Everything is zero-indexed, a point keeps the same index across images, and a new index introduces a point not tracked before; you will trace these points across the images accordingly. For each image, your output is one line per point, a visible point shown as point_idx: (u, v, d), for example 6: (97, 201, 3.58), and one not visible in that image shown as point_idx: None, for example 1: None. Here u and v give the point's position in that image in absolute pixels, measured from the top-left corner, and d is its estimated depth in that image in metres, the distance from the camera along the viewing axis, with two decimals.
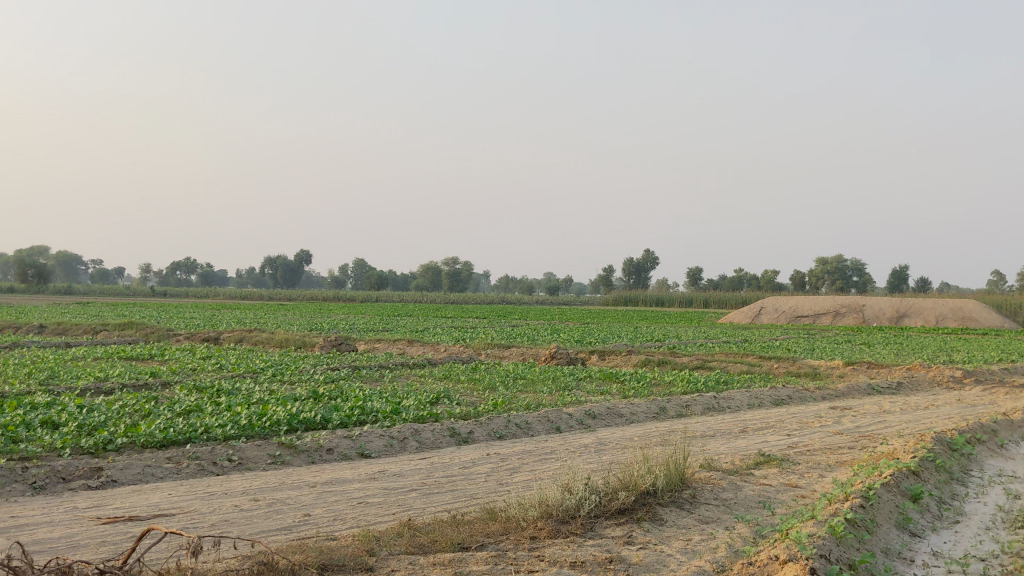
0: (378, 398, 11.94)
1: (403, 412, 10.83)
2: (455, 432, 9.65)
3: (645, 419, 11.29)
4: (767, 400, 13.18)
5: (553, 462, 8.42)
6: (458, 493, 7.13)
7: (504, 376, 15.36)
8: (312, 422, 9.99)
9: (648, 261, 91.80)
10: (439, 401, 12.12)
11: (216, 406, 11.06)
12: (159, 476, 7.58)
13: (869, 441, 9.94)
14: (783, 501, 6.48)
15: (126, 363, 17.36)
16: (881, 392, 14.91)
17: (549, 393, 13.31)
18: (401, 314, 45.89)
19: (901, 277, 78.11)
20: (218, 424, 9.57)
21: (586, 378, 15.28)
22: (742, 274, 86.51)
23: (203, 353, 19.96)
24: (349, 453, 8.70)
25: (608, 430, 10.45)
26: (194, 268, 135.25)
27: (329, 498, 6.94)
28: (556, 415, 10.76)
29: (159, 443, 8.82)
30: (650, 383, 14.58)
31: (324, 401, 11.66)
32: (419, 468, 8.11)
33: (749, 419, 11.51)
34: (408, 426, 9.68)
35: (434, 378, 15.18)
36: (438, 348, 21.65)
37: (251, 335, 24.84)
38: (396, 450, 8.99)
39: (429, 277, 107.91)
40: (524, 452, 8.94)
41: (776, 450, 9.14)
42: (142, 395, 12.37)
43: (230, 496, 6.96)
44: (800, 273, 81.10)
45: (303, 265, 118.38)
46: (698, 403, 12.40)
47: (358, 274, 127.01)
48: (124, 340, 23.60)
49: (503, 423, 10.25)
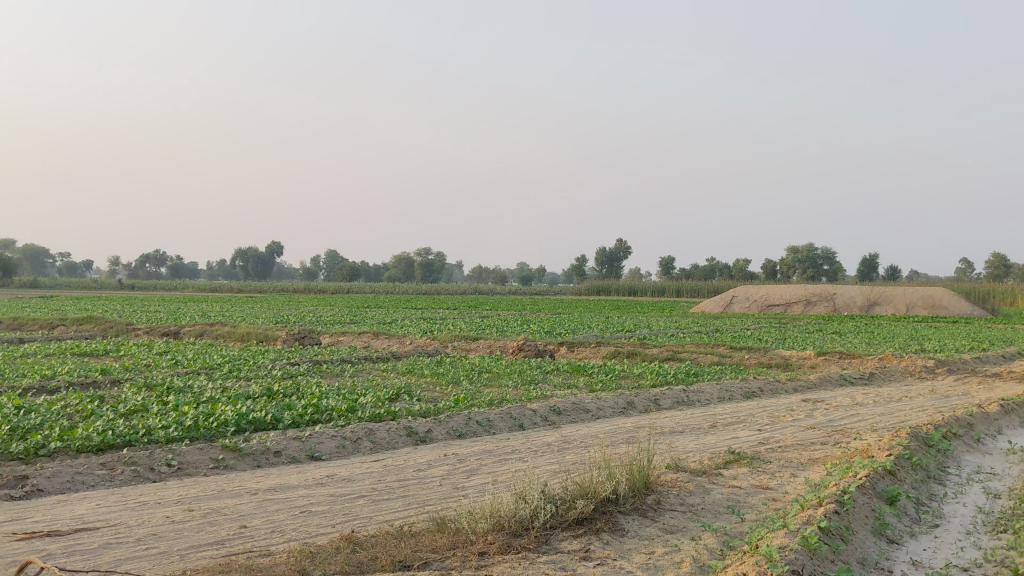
0: (335, 395, 11.46)
1: (359, 409, 10.37)
2: (412, 432, 9.21)
3: (612, 415, 10.89)
4: (738, 392, 12.84)
5: (513, 463, 8.00)
6: (410, 500, 6.69)
7: (470, 370, 14.90)
8: (261, 422, 9.52)
9: (620, 251, 91.60)
10: (399, 398, 11.67)
11: (163, 406, 10.52)
12: (91, 484, 7.06)
13: (841, 436, 9.62)
14: (753, 506, 6.09)
15: (78, 359, 16.71)
16: (853, 382, 14.66)
17: (513, 387, 12.91)
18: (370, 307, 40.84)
19: (871, 265, 78.49)
20: (161, 425, 9.05)
21: (553, 371, 14.88)
22: (714, 263, 86.64)
23: (160, 348, 19.32)
24: (297, 456, 8.23)
25: (573, 426, 10.06)
26: (164, 260, 133.53)
27: (269, 508, 6.47)
28: (520, 412, 10.33)
29: (95, 447, 8.28)
30: (618, 377, 14.18)
31: (278, 399, 11.17)
32: (371, 472, 7.65)
33: (718, 413, 11.15)
34: (361, 426, 9.22)
35: (397, 372, 14.70)
36: (404, 341, 21.13)
37: (213, 329, 24.17)
38: (348, 452, 8.53)
39: (401, 268, 107.13)
40: (484, 452, 8.51)
41: (747, 447, 8.77)
42: (86, 394, 11.79)
43: (161, 506, 6.46)
44: (771, 261, 81.22)
45: (274, 257, 117.18)
46: (666, 397, 12.02)
47: (330, 266, 126.10)
48: (81, 335, 22.83)
49: (463, 420, 9.81)
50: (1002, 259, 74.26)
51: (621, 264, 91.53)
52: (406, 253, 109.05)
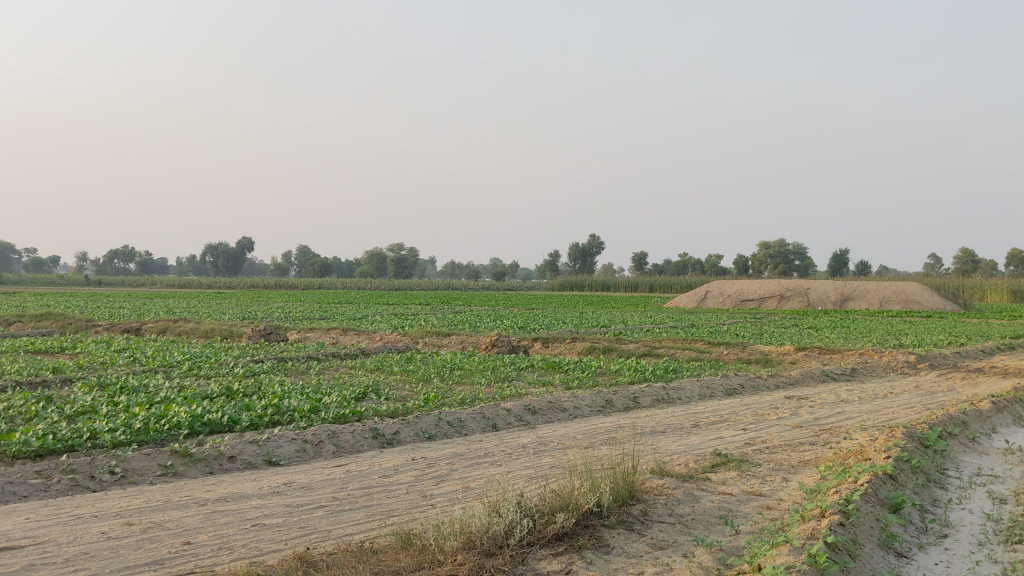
0: (298, 394, 10.85)
1: (322, 410, 9.78)
2: (378, 434, 8.64)
3: (590, 414, 10.38)
4: (719, 390, 12.37)
5: (486, 468, 7.47)
6: (373, 510, 6.13)
7: (441, 367, 14.33)
8: (217, 425, 8.92)
9: (593, 246, 91.24)
10: (366, 396, 11.08)
11: (112, 408, 9.86)
12: (23, 496, 6.41)
13: (831, 435, 9.17)
14: (747, 516, 5.60)
15: (30, 357, 15.98)
16: (836, 378, 14.27)
17: (486, 385, 12.37)
18: (325, 309, 34.89)
19: (842, 261, 78.69)
20: (108, 428, 8.42)
21: (527, 369, 14.34)
22: (687, 259, 86.66)
23: (119, 345, 18.59)
24: (252, 462, 7.65)
25: (549, 426, 9.55)
26: (132, 256, 131.75)
27: (217, 521, 5.88)
28: (493, 411, 9.79)
29: (34, 453, 7.63)
30: (595, 373, 13.68)
31: (237, 400, 10.54)
32: (332, 479, 7.07)
33: (700, 411, 10.68)
34: (323, 428, 8.64)
35: (365, 370, 14.09)
36: (373, 337, 20.48)
37: (176, 326, 23.38)
38: (309, 457, 7.96)
39: (373, 263, 106.34)
40: (455, 456, 7.98)
41: (734, 449, 8.29)
42: (33, 394, 11.13)
43: (97, 521, 5.84)
44: (743, 257, 81.22)
45: (245, 253, 115.65)
46: (646, 395, 11.54)
47: (301, 261, 124.66)
48: (38, 332, 22.02)
49: (434, 421, 9.26)
50: (971, 254, 74.63)
51: (594, 260, 91.18)
52: (378, 249, 108.06)
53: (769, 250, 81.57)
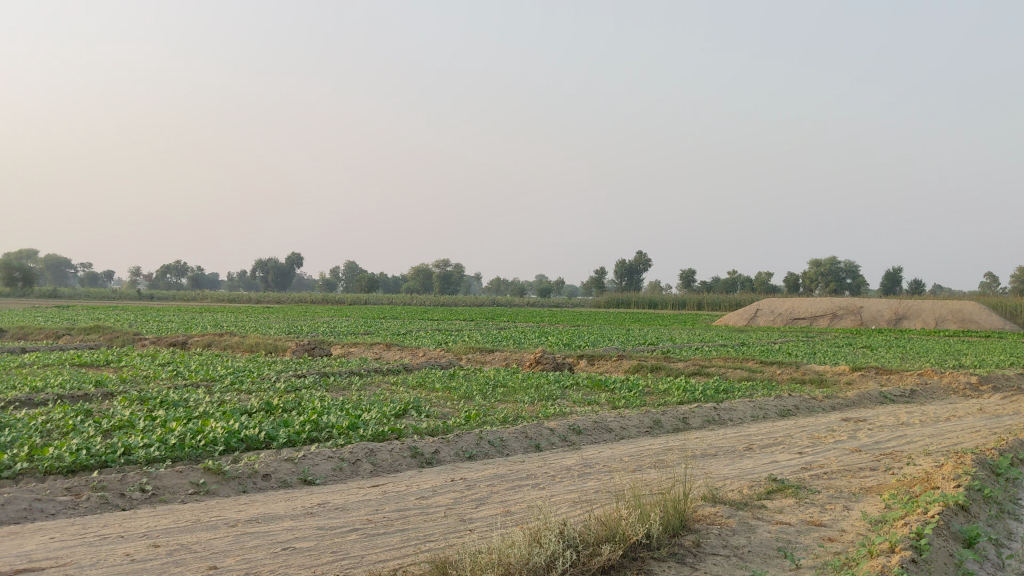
0: (338, 411, 10.62)
1: (361, 427, 9.53)
2: (416, 453, 8.36)
3: (637, 435, 9.99)
4: (772, 411, 11.90)
5: (529, 491, 7.13)
6: (409, 535, 5.84)
7: (483, 384, 14.04)
8: (254, 441, 8.72)
9: (640, 263, 90.55)
10: (406, 414, 10.81)
11: (150, 422, 9.70)
12: (50, 513, 6.22)
13: (893, 460, 8.69)
14: (807, 548, 5.22)
15: (74, 370, 15.99)
16: (894, 400, 13.68)
17: (530, 403, 12.03)
18: (371, 325, 34.78)
19: (894, 279, 77.12)
20: (143, 444, 8.25)
21: (572, 387, 13.98)
22: (735, 276, 85.66)
23: (164, 359, 18.58)
24: (287, 480, 7.40)
25: (595, 448, 9.19)
26: (184, 271, 133.96)
27: (246, 544, 5.63)
28: (536, 431, 9.46)
29: (66, 469, 7.47)
30: (642, 393, 13.26)
31: (276, 416, 10.34)
32: (367, 499, 6.78)
33: (752, 434, 10.24)
34: (361, 445, 8.38)
35: (407, 386, 13.84)
36: (417, 353, 20.25)
37: (221, 340, 23.43)
38: (345, 475, 7.69)
39: (420, 279, 106.71)
40: (496, 477, 7.65)
41: (791, 474, 7.86)
42: (73, 407, 11.05)
43: (122, 541, 5.61)
44: (793, 274, 80.01)
45: (294, 268, 116.83)
46: (696, 415, 11.12)
47: (349, 277, 125.53)
48: (86, 346, 22.15)
49: (474, 440, 8.95)
50: None
51: (640, 277, 90.50)
52: (425, 265, 108.45)
53: (819, 268, 80.33)
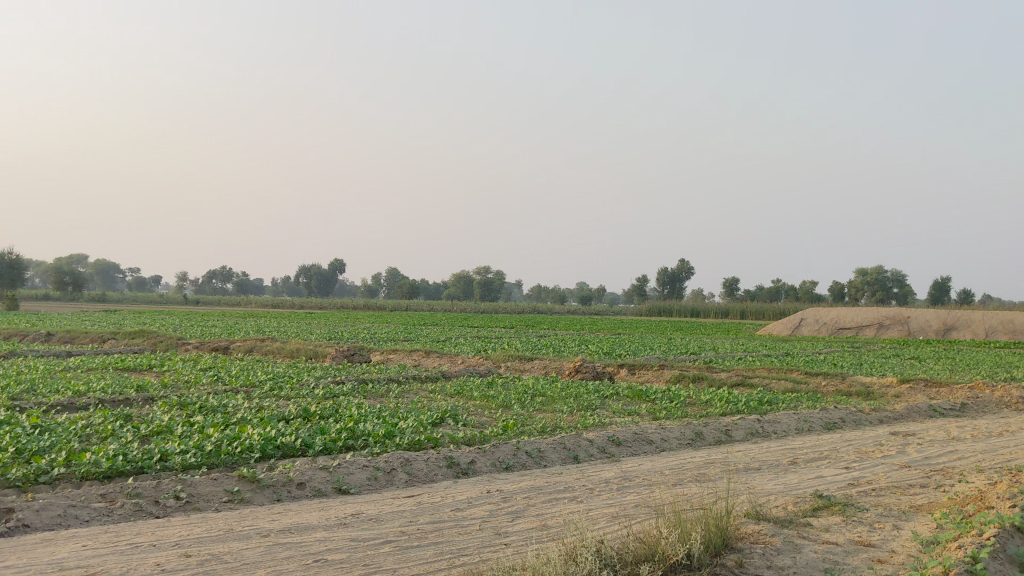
0: (375, 418, 10.54)
1: (398, 435, 9.43)
2: (453, 463, 8.24)
3: (678, 448, 9.78)
4: (817, 424, 11.62)
5: (566, 505, 6.97)
6: (443, 548, 5.71)
7: (522, 392, 13.90)
8: (290, 448, 8.66)
9: (682, 271, 89.87)
10: (444, 422, 10.71)
11: (188, 428, 9.70)
12: (85, 520, 6.19)
13: (944, 477, 8.40)
14: (856, 570, 5.01)
15: (116, 374, 16.11)
16: (944, 414, 13.30)
17: (569, 413, 11.87)
18: (411, 331, 34.84)
19: (942, 289, 75.69)
20: (179, 450, 8.23)
21: (612, 397, 13.79)
22: (779, 285, 84.69)
23: (205, 363, 18.69)
24: (322, 489, 7.31)
25: (634, 460, 9.00)
26: (229, 276, 135.67)
27: (278, 555, 5.54)
28: (575, 442, 9.29)
29: (103, 475, 7.46)
30: (684, 404, 13.01)
31: (313, 423, 10.29)
32: (402, 510, 6.67)
33: (797, 447, 9.97)
34: (397, 454, 8.29)
35: (445, 394, 13.74)
36: (455, 360, 20.18)
37: (262, 345, 23.55)
38: (380, 485, 7.59)
39: (461, 286, 106.90)
40: (533, 489, 7.51)
41: (837, 491, 7.61)
42: (113, 412, 11.10)
43: (154, 550, 5.55)
44: (838, 283, 78.88)
45: (336, 274, 117.75)
46: (739, 428, 10.87)
47: (390, 283, 126.20)
48: (130, 350, 22.39)
49: (511, 450, 8.81)
50: None
51: (682, 285, 89.80)
52: (466, 272, 108.66)
53: (865, 277, 79.13)
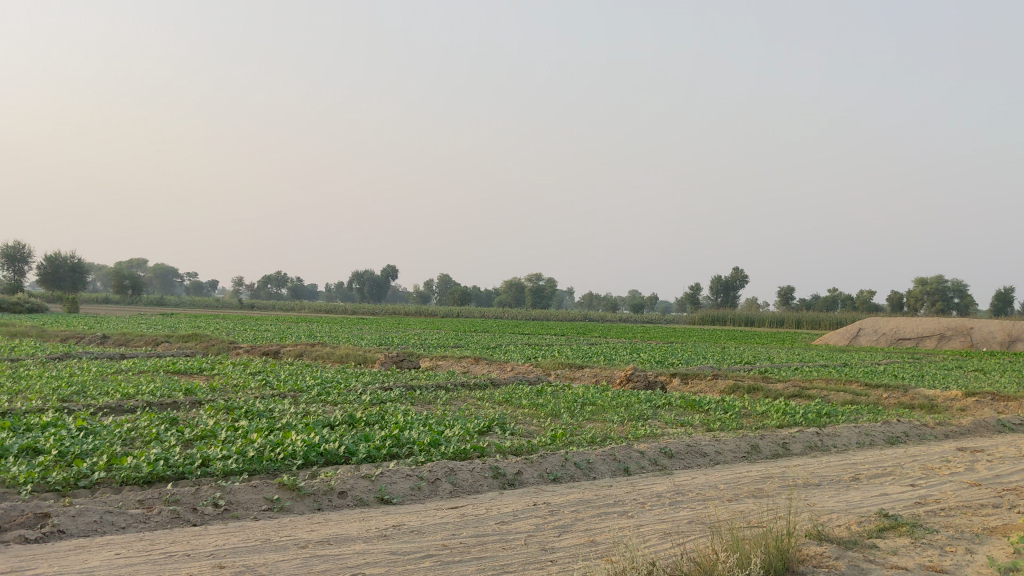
0: (420, 425, 10.33)
1: (443, 443, 9.21)
2: (498, 473, 7.98)
3: (733, 461, 9.40)
4: (879, 438, 11.13)
5: (617, 520, 6.67)
6: (486, 564, 5.45)
7: (572, 401, 13.60)
8: (333, 455, 8.48)
9: (736, 279, 88.71)
10: (491, 431, 10.46)
11: (232, 432, 9.58)
12: (120, 527, 6.06)
13: (1017, 497, 7.92)
14: None
15: (167, 377, 16.17)
16: (1014, 429, 12.70)
17: (619, 423, 11.55)
18: (461, 337, 34.69)
19: (1006, 299, 73.62)
20: (222, 455, 8.10)
21: (664, 407, 13.44)
22: (835, 294, 83.17)
23: (255, 368, 18.71)
24: (364, 499, 7.10)
25: (687, 473, 8.67)
26: (284, 282, 137.27)
27: (314, 568, 5.33)
28: (626, 453, 8.98)
29: (143, 479, 7.36)
30: (739, 415, 12.60)
31: (358, 429, 10.13)
32: (444, 522, 6.43)
33: (859, 462, 9.54)
34: (442, 463, 8.05)
35: (492, 402, 13.50)
36: (504, 367, 19.97)
37: (312, 350, 23.56)
38: (424, 495, 7.36)
39: (512, 293, 106.84)
40: (582, 502, 7.23)
41: (904, 510, 7.20)
42: (160, 415, 11.05)
43: (187, 560, 5.37)
44: (896, 293, 77.21)
45: (388, 280, 118.66)
46: (797, 441, 10.46)
47: (443, 289, 126.66)
48: (182, 353, 22.56)
49: (560, 461, 8.53)
50: None
51: (736, 294, 88.62)
52: (518, 279, 108.55)
53: (924, 286, 77.32)
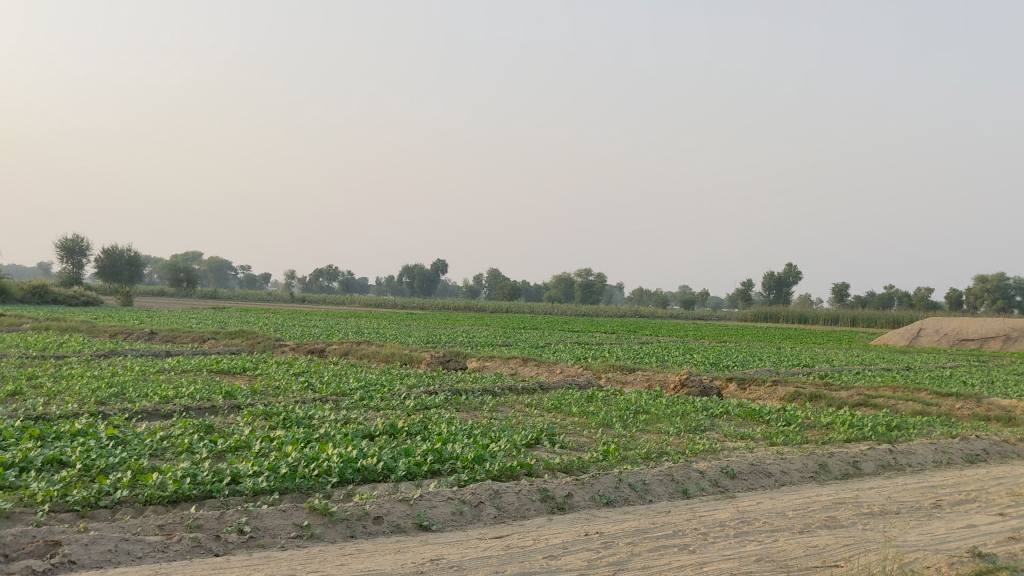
0: (465, 437, 9.78)
1: (488, 459, 8.63)
2: (547, 496, 7.38)
3: (801, 482, 8.71)
4: (958, 457, 10.31)
5: (678, 555, 6.03)
6: None
7: (624, 409, 12.96)
8: (371, 473, 7.96)
9: (790, 276, 86.99)
10: (538, 444, 9.85)
11: (268, 444, 9.11)
12: (136, 557, 5.58)
13: None
14: None
15: (208, 378, 15.81)
16: None
17: (675, 436, 10.88)
18: (512, 335, 34.09)
19: None
20: (252, 471, 7.63)
21: (721, 416, 12.74)
22: (892, 292, 81.24)
23: (299, 368, 18.29)
24: (401, 525, 6.56)
25: (751, 497, 7.99)
26: (335, 276, 138.17)
27: None
28: (684, 473, 8.32)
29: (168, 498, 6.91)
30: (802, 428, 11.85)
31: (399, 441, 9.59)
32: (487, 557, 5.85)
33: (939, 486, 8.76)
34: (486, 484, 7.47)
35: (540, 409, 12.91)
36: (554, 370, 19.35)
37: (357, 348, 23.13)
38: (465, 522, 6.80)
39: (562, 288, 106.12)
40: (639, 532, 6.60)
41: (998, 548, 6.45)
42: (197, 422, 10.64)
43: None
44: (955, 290, 75.15)
45: (438, 274, 118.72)
46: (868, 459, 9.70)
47: (493, 284, 126.31)
48: (228, 351, 22.25)
49: (613, 482, 7.90)
50: None
51: (789, 290, 86.93)
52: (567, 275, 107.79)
53: (985, 284, 75.13)
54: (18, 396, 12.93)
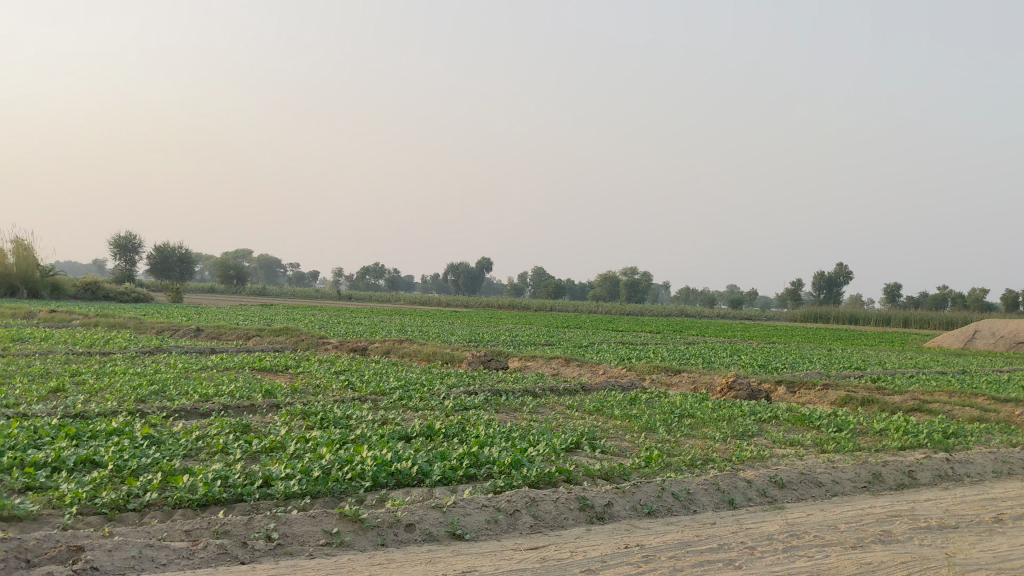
0: (503, 440, 9.53)
1: (526, 464, 8.37)
2: (585, 505, 7.11)
3: (853, 493, 8.33)
4: (1019, 467, 9.83)
5: (723, 571, 5.72)
6: None
7: (668, 412, 12.64)
8: (406, 477, 7.75)
9: (840, 275, 85.51)
10: (579, 449, 9.57)
11: (303, 445, 8.94)
12: (160, 564, 5.42)
13: None
14: None
15: (250, 376, 15.75)
16: None
17: (722, 441, 10.54)
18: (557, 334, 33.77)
19: None
20: (285, 474, 7.46)
21: (769, 421, 12.35)
22: (945, 292, 79.48)
23: (340, 366, 18.19)
24: (433, 533, 6.34)
25: (801, 508, 7.63)
26: (382, 274, 138.92)
27: None
28: (730, 482, 7.99)
29: (198, 501, 6.76)
30: (854, 434, 11.42)
31: (435, 444, 9.37)
32: (522, 570, 5.61)
33: (1002, 499, 8.32)
34: (522, 491, 7.22)
35: (582, 411, 12.62)
36: (597, 370, 19.03)
37: (399, 346, 23.01)
38: (500, 531, 6.56)
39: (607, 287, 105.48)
40: (682, 545, 6.30)
41: None
42: (233, 421, 10.52)
43: None
44: (1012, 291, 73.31)
45: (484, 273, 118.74)
46: (924, 469, 9.27)
47: (538, 282, 126.04)
48: (271, 349, 22.26)
49: (655, 491, 7.60)
50: None
51: (840, 290, 85.45)
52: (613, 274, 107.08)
53: None
54: (60, 393, 12.96)
